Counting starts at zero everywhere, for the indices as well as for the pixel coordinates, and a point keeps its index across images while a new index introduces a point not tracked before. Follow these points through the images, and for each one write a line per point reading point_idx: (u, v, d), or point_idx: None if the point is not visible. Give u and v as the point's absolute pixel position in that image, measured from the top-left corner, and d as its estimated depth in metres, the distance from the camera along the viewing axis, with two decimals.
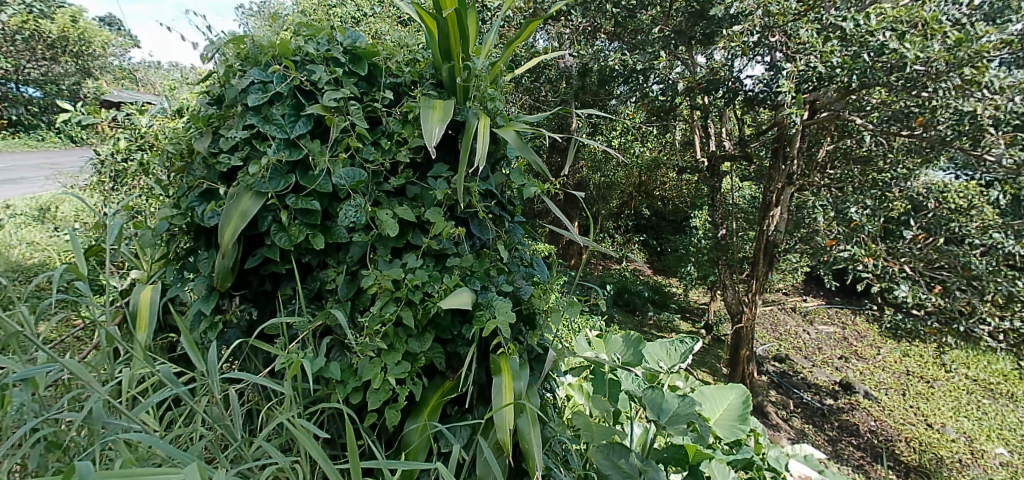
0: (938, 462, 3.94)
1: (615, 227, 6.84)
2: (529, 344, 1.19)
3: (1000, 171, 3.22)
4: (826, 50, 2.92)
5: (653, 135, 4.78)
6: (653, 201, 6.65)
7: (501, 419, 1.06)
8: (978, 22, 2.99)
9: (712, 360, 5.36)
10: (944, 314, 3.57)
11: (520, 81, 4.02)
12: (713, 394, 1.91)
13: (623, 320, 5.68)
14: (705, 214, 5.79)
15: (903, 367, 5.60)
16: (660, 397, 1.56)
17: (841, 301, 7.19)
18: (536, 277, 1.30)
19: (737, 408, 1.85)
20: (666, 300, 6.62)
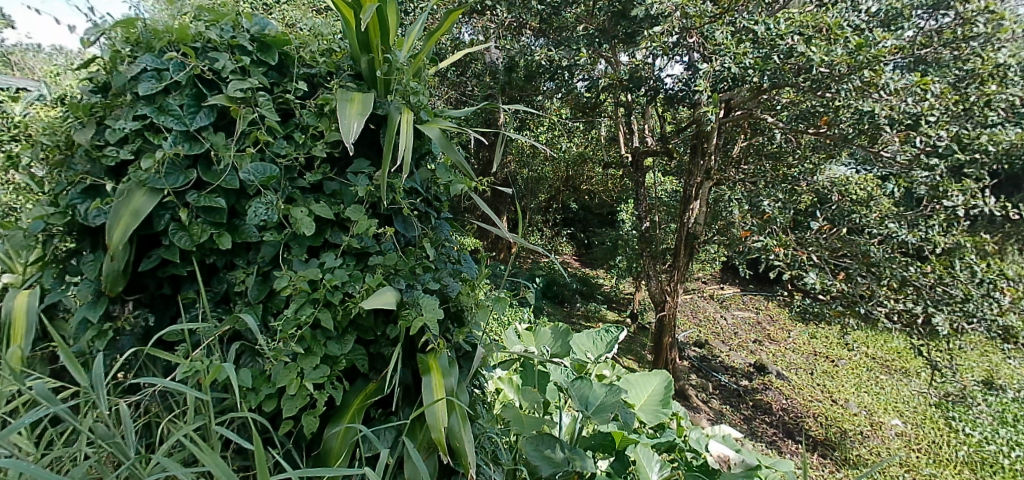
0: (841, 435, 4.28)
1: (543, 220, 6.95)
2: (456, 341, 1.19)
3: (896, 165, 3.47)
4: (740, 51, 3.07)
5: (579, 132, 4.86)
6: (580, 196, 6.80)
7: (433, 417, 1.05)
8: (874, 28, 3.25)
9: (637, 348, 5.56)
10: (847, 297, 3.86)
11: (445, 75, 3.98)
12: (638, 381, 1.97)
13: (552, 312, 5.79)
14: (631, 207, 5.97)
15: (810, 347, 6.03)
16: (586, 390, 1.60)
17: (755, 288, 7.70)
18: (464, 274, 1.28)
19: (660, 392, 1.91)
20: (592, 291, 6.80)
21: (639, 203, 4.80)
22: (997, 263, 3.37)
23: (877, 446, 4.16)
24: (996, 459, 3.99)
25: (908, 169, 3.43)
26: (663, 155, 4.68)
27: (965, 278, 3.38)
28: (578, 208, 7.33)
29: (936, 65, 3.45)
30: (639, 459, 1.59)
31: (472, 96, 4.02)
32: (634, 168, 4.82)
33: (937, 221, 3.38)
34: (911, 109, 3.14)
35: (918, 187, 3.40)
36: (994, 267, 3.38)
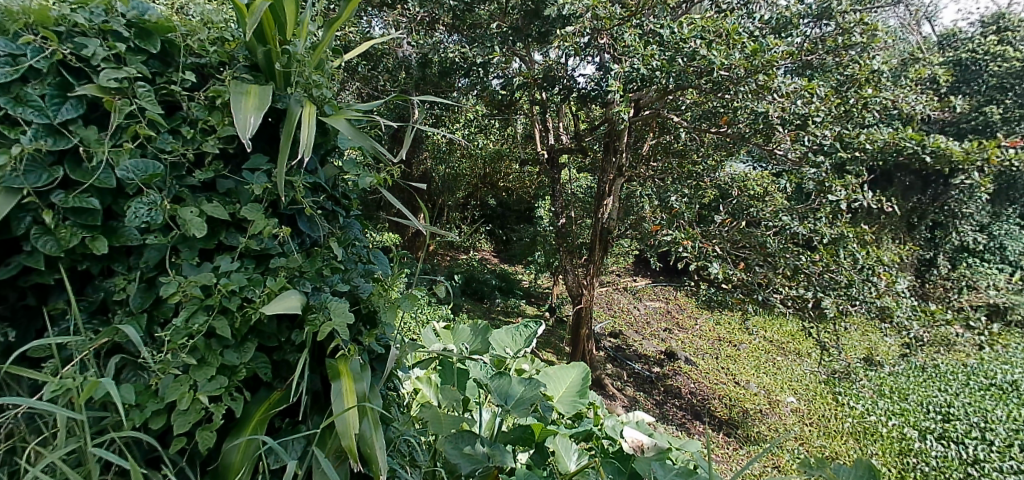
0: (743, 414, 4.59)
1: (461, 217, 6.96)
2: (368, 344, 1.15)
3: (789, 162, 3.79)
4: (647, 54, 3.20)
5: (494, 129, 4.88)
6: (498, 192, 6.86)
7: (345, 424, 1.02)
8: (766, 35, 3.51)
9: (555, 340, 5.69)
10: (746, 286, 4.14)
11: (354, 68, 3.85)
12: (556, 374, 2.00)
13: (471, 309, 5.80)
14: (548, 203, 6.09)
15: (715, 333, 6.44)
16: (507, 383, 1.60)
17: (665, 279, 8.13)
18: (376, 274, 1.25)
19: (577, 383, 1.95)
20: (511, 287, 6.88)
21: (555, 199, 4.87)
22: (874, 251, 3.74)
23: (774, 422, 4.50)
24: (875, 428, 4.44)
25: (798, 166, 3.74)
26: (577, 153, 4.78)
27: (848, 265, 3.76)
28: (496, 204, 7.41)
29: (821, 70, 3.73)
30: (559, 450, 1.62)
31: (383, 92, 3.92)
32: (550, 165, 4.87)
33: (823, 214, 3.73)
34: (800, 110, 3.40)
35: (807, 182, 3.71)
36: (872, 254, 3.75)
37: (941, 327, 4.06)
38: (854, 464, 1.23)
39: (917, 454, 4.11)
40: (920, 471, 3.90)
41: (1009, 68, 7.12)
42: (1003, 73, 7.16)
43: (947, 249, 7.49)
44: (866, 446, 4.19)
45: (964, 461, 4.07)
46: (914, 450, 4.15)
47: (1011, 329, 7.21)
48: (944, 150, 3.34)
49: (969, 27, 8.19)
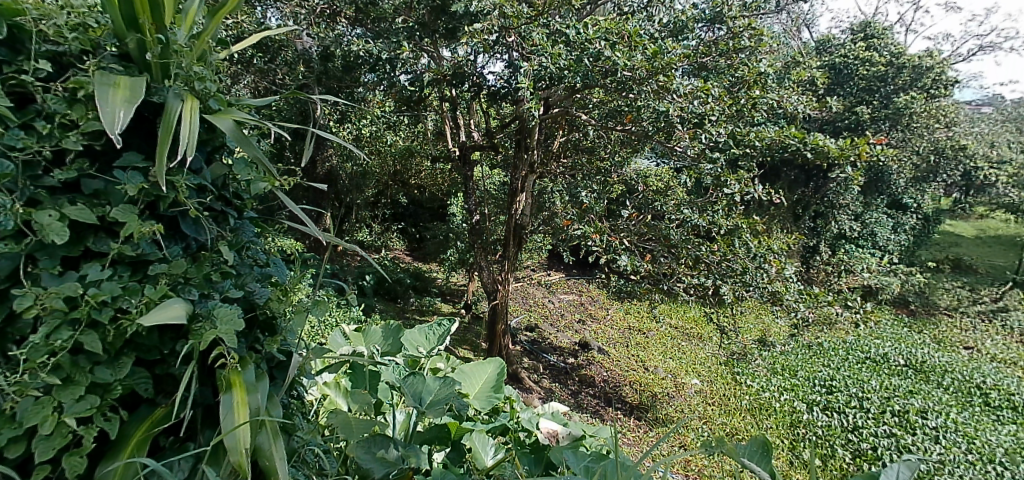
0: (653, 398, 4.83)
1: (371, 215, 6.86)
2: (267, 352, 1.09)
3: (688, 158, 4.00)
4: (555, 52, 3.28)
5: (404, 125, 4.80)
6: (410, 189, 6.78)
7: (236, 439, 0.96)
8: (664, 38, 3.72)
9: (471, 337, 5.71)
10: (653, 276, 4.36)
11: (250, 60, 3.67)
12: (471, 371, 1.98)
13: (384, 309, 5.73)
14: (462, 200, 6.09)
15: (625, 322, 6.72)
16: (420, 384, 1.54)
17: (578, 273, 8.40)
18: (274, 278, 1.18)
19: (493, 379, 1.94)
20: (426, 286, 6.80)
21: (468, 196, 4.80)
22: (765, 240, 4.04)
23: (681, 403, 4.77)
24: (769, 404, 4.82)
25: (697, 162, 3.93)
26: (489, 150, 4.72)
27: (743, 254, 4.02)
28: (408, 202, 7.35)
29: (714, 71, 3.99)
30: (475, 446, 1.63)
31: (282, 86, 3.74)
32: (461, 162, 4.77)
33: (720, 207, 3.99)
34: (698, 109, 3.56)
35: (706, 177, 3.96)
36: (763, 243, 4.05)
37: (824, 307, 4.46)
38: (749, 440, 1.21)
39: (805, 425, 4.51)
40: (807, 440, 4.28)
41: (876, 72, 7.94)
42: (871, 76, 7.98)
43: (827, 236, 8.26)
44: (761, 421, 4.54)
45: (845, 428, 4.51)
46: (803, 421, 4.55)
47: (881, 306, 8.07)
48: (822, 148, 3.66)
49: (842, 35, 9.07)
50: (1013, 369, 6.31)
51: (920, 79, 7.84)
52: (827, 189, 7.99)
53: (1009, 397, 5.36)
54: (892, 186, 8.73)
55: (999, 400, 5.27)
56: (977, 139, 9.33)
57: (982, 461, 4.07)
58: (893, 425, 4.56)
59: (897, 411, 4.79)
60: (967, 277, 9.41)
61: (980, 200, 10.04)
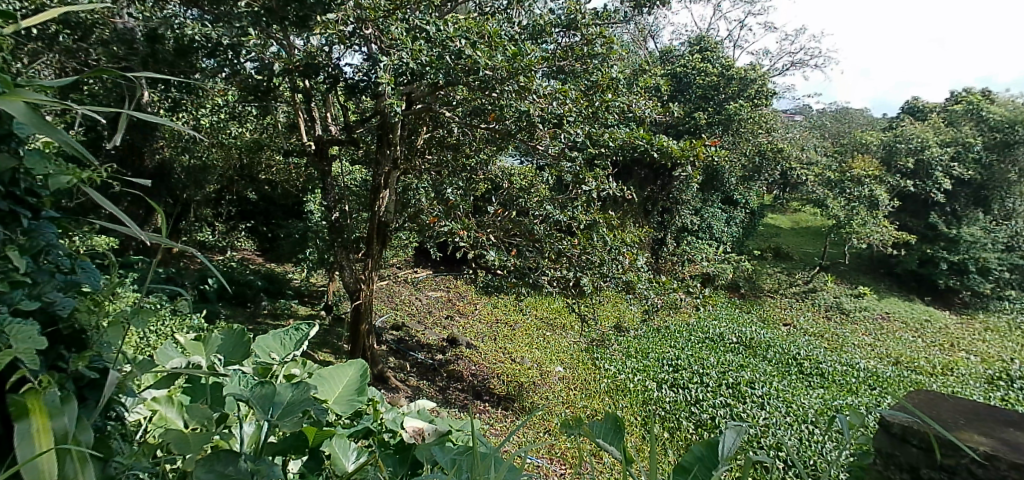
0: (519, 387, 5.01)
1: (214, 214, 6.52)
2: (75, 370, 0.82)
3: (549, 156, 4.17)
4: (415, 48, 3.25)
5: (251, 116, 4.44)
6: (259, 185, 6.39)
7: (36, 473, 0.72)
8: (524, 39, 3.91)
9: (332, 339, 5.52)
10: (519, 270, 4.49)
11: (52, 36, 3.24)
12: (330, 374, 1.62)
13: (230, 314, 5.37)
14: (319, 197, 5.80)
15: (493, 316, 6.88)
16: (270, 390, 1.26)
17: (446, 269, 8.49)
18: (85, 288, 0.90)
19: (355, 382, 1.59)
20: (280, 288, 6.44)
21: (326, 193, 4.47)
22: (619, 234, 4.39)
23: (545, 390, 4.99)
24: (624, 384, 5.23)
25: (558, 160, 4.15)
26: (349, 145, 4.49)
27: (600, 247, 4.33)
28: (257, 198, 6.98)
29: (571, 74, 4.17)
30: (335, 451, 1.35)
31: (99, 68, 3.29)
32: (318, 157, 4.47)
33: (580, 203, 4.27)
34: (555, 110, 3.78)
35: (566, 174, 4.20)
36: (617, 237, 4.38)
37: (670, 293, 4.92)
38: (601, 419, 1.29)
39: (655, 402, 4.95)
40: (656, 416, 4.70)
41: (709, 82, 8.86)
42: (706, 86, 8.87)
43: (673, 229, 9.10)
44: (617, 401, 4.90)
45: (688, 401, 5.02)
46: (653, 398, 5.00)
47: (717, 291, 9.10)
48: (667, 148, 4.01)
49: (681, 47, 10.02)
50: (819, 340, 7.44)
51: (745, 89, 8.92)
52: (673, 186, 8.83)
53: (817, 364, 6.29)
54: (725, 184, 9.85)
55: (810, 367, 6.18)
56: (791, 143, 10.84)
57: (797, 422, 4.72)
58: (727, 395, 5.17)
59: (731, 383, 5.44)
60: (783, 263, 10.93)
61: (795, 196, 11.66)
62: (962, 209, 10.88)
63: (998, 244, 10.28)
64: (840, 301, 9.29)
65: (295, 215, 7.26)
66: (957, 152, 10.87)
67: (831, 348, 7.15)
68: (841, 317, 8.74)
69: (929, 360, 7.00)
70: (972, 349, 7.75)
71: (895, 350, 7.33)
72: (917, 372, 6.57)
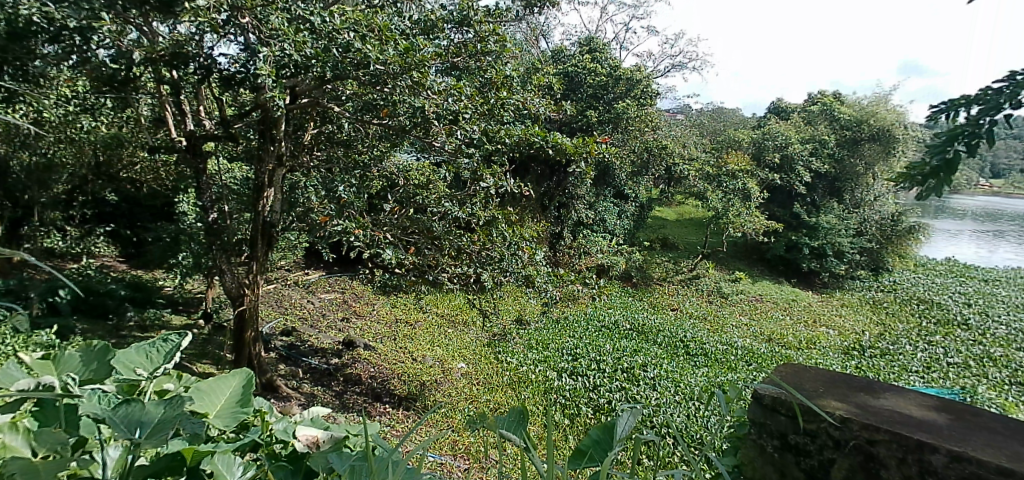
0: (420, 386, 4.96)
1: (64, 218, 5.90)
2: None
3: (446, 153, 4.16)
4: (299, 40, 3.10)
5: (108, 109, 4.02)
6: (120, 185, 5.86)
7: None
8: (415, 34, 3.86)
9: (214, 350, 5.14)
10: (418, 268, 4.44)
11: None
12: (207, 387, 1.40)
13: (90, 328, 4.84)
14: (193, 196, 5.38)
15: (392, 316, 6.75)
16: (138, 410, 1.06)
17: (340, 271, 8.24)
18: None
19: (238, 391, 1.39)
20: (151, 296, 5.90)
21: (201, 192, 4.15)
22: (517, 229, 4.48)
23: (447, 387, 4.99)
24: (526, 376, 5.35)
25: (454, 157, 4.15)
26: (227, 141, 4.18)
27: (499, 242, 4.40)
28: (119, 199, 6.38)
29: (466, 71, 4.17)
30: (218, 470, 1.12)
31: None
32: (189, 153, 4.09)
33: (478, 200, 4.32)
34: (451, 107, 3.75)
35: (463, 171, 4.22)
36: (516, 232, 4.46)
37: (568, 286, 5.09)
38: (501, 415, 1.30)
39: (555, 391, 5.11)
40: (557, 404, 4.86)
41: (599, 81, 9.24)
42: (596, 85, 9.25)
43: (569, 223, 9.43)
44: (520, 393, 5.00)
45: (587, 388, 5.24)
46: (554, 387, 5.16)
47: (612, 281, 9.56)
48: (560, 145, 4.15)
49: (572, 47, 10.35)
50: (703, 323, 8.07)
51: (632, 89, 9.41)
52: (568, 182, 9.12)
53: (702, 345, 6.81)
54: (616, 179, 10.33)
55: (696, 348, 6.67)
56: (675, 141, 11.59)
57: (685, 399, 5.08)
58: (623, 379, 5.46)
59: (626, 367, 5.75)
60: (670, 253, 11.69)
61: (679, 190, 12.49)
62: (820, 200, 12.22)
63: (849, 229, 11.66)
64: (721, 286, 10.11)
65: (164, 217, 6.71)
66: (815, 148, 12.18)
67: (713, 329, 7.77)
68: (721, 300, 9.51)
69: (796, 335, 7.81)
70: (832, 324, 8.75)
71: (768, 328, 8.10)
72: (786, 347, 7.31)
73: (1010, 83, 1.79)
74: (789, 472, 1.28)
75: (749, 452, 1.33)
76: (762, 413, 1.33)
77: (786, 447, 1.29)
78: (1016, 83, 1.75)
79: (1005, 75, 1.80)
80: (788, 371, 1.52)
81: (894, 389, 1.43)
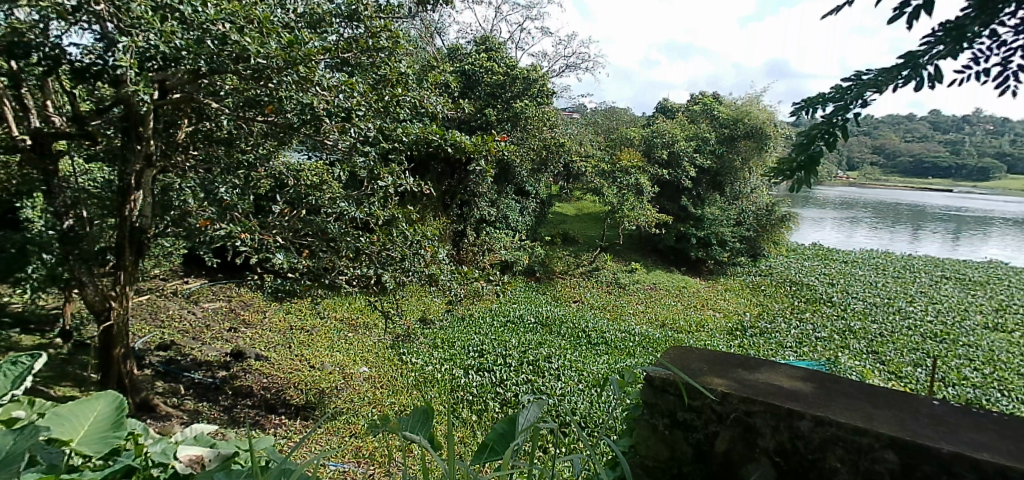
0: (319, 393, 4.79)
1: None
2: None
3: (340, 151, 4.02)
4: (166, 30, 2.88)
5: None
6: None
7: None
8: (301, 28, 3.70)
9: (76, 371, 4.65)
10: (313, 272, 4.29)
11: None
12: (71, 411, 1.53)
13: None
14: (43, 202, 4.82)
15: (286, 323, 6.43)
16: None
17: (224, 278, 7.78)
18: None
19: (107, 415, 1.52)
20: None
21: (52, 197, 3.73)
22: (419, 228, 4.46)
23: (349, 393, 4.84)
24: (432, 375, 5.32)
25: (349, 155, 4.04)
26: (82, 140, 3.76)
27: (400, 242, 4.35)
28: None
29: (358, 68, 4.06)
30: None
31: None
32: (35, 154, 3.64)
33: (376, 199, 4.25)
34: (343, 104, 3.65)
35: (358, 170, 4.11)
36: (417, 231, 4.43)
37: (472, 283, 5.12)
38: (412, 418, 1.56)
39: (462, 389, 5.13)
40: (464, 401, 4.88)
41: (496, 80, 9.34)
42: (493, 84, 9.34)
43: (471, 220, 9.47)
44: (426, 392, 4.97)
45: (493, 383, 5.30)
46: (460, 385, 5.18)
47: (516, 277, 9.73)
48: (459, 143, 4.18)
49: (468, 45, 10.38)
50: (602, 312, 8.44)
51: (529, 88, 9.62)
52: (468, 180, 9.14)
53: (602, 334, 7.11)
54: (517, 177, 10.50)
55: (596, 337, 6.95)
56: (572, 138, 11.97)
57: (587, 387, 5.28)
58: (528, 372, 5.57)
59: (531, 360, 5.87)
60: (571, 247, 12.09)
61: (577, 186, 12.94)
62: (704, 193, 13.18)
63: (730, 220, 12.67)
64: (618, 277, 10.62)
65: (11, 226, 5.97)
66: (698, 145, 13.10)
67: (612, 318, 8.14)
68: (620, 290, 9.99)
69: (687, 320, 8.38)
70: (718, 307, 9.48)
71: (662, 314, 8.62)
72: (678, 331, 7.82)
73: (858, 81, 2.00)
74: (678, 445, 1.72)
75: (643, 431, 1.78)
76: (654, 394, 1.75)
77: (676, 423, 1.72)
78: (864, 82, 1.97)
79: (853, 75, 2.02)
80: (680, 355, 1.94)
81: (768, 364, 1.85)
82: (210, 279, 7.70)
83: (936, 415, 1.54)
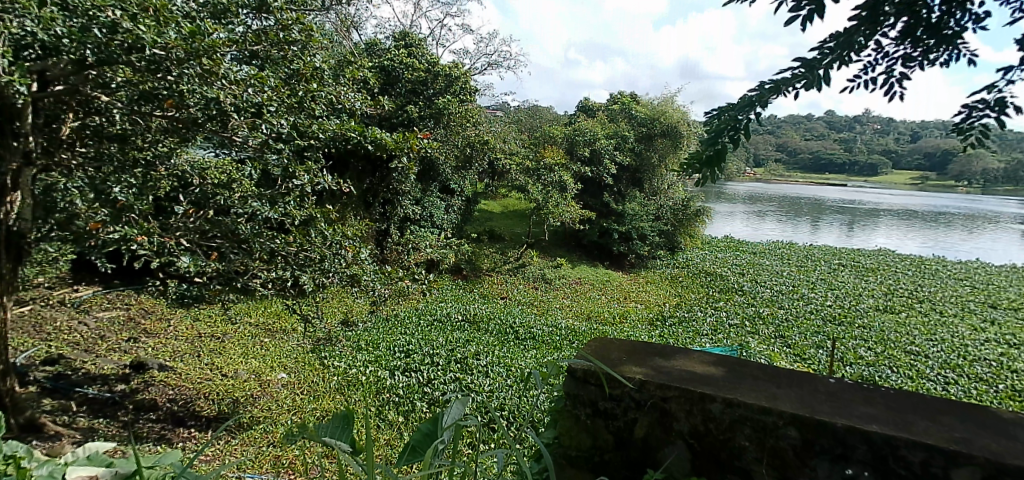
0: (233, 403, 4.56)
1: None
2: None
3: (250, 149, 3.83)
4: (45, 15, 2.63)
5: None
6: None
7: None
8: (203, 18, 3.49)
9: None
10: (223, 275, 4.07)
11: None
12: None
13: None
14: None
15: (193, 331, 6.07)
16: None
17: (121, 285, 7.23)
18: None
19: None
20: None
21: None
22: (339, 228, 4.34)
23: (266, 401, 4.64)
24: (356, 378, 5.20)
25: (260, 152, 3.86)
26: None
27: (318, 242, 4.23)
28: None
29: (268, 61, 3.88)
30: None
31: None
32: None
33: (291, 198, 4.09)
34: (252, 98, 3.53)
35: (271, 168, 3.95)
36: (336, 231, 4.31)
37: (397, 283, 5.04)
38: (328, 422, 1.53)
39: (388, 390, 5.04)
40: (390, 403, 4.81)
41: (417, 76, 9.21)
42: (414, 80, 9.21)
43: (394, 219, 9.33)
44: (350, 396, 4.85)
45: (420, 382, 5.25)
46: (386, 386, 5.09)
47: (442, 275, 9.68)
48: (380, 140, 4.11)
49: (387, 40, 10.18)
50: (530, 308, 8.57)
51: (451, 86, 9.59)
52: (391, 178, 8.97)
53: (529, 329, 7.21)
54: (441, 174, 10.45)
55: (524, 333, 7.05)
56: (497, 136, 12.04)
57: (515, 381, 5.35)
58: (456, 370, 5.56)
59: (459, 358, 5.87)
60: (498, 244, 12.17)
61: (502, 184, 13.03)
62: (625, 189, 13.66)
63: (650, 215, 13.20)
64: (545, 272, 10.81)
65: None
66: (619, 143, 13.56)
67: (540, 313, 8.29)
68: (546, 285, 10.17)
69: (610, 312, 8.67)
70: (640, 299, 9.86)
71: (588, 307, 8.87)
72: (602, 323, 8.07)
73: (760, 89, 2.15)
74: (599, 434, 1.80)
75: (565, 422, 1.84)
76: (576, 385, 1.82)
77: (597, 413, 1.80)
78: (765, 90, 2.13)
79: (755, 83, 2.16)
80: (600, 345, 2.02)
81: (684, 351, 1.96)
82: (105, 286, 7.15)
83: (834, 392, 1.70)
